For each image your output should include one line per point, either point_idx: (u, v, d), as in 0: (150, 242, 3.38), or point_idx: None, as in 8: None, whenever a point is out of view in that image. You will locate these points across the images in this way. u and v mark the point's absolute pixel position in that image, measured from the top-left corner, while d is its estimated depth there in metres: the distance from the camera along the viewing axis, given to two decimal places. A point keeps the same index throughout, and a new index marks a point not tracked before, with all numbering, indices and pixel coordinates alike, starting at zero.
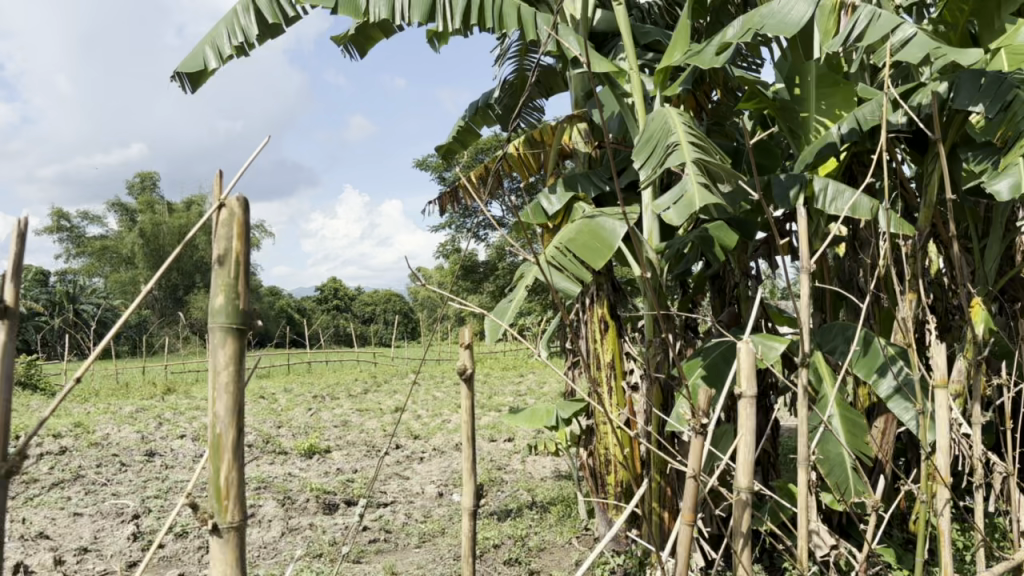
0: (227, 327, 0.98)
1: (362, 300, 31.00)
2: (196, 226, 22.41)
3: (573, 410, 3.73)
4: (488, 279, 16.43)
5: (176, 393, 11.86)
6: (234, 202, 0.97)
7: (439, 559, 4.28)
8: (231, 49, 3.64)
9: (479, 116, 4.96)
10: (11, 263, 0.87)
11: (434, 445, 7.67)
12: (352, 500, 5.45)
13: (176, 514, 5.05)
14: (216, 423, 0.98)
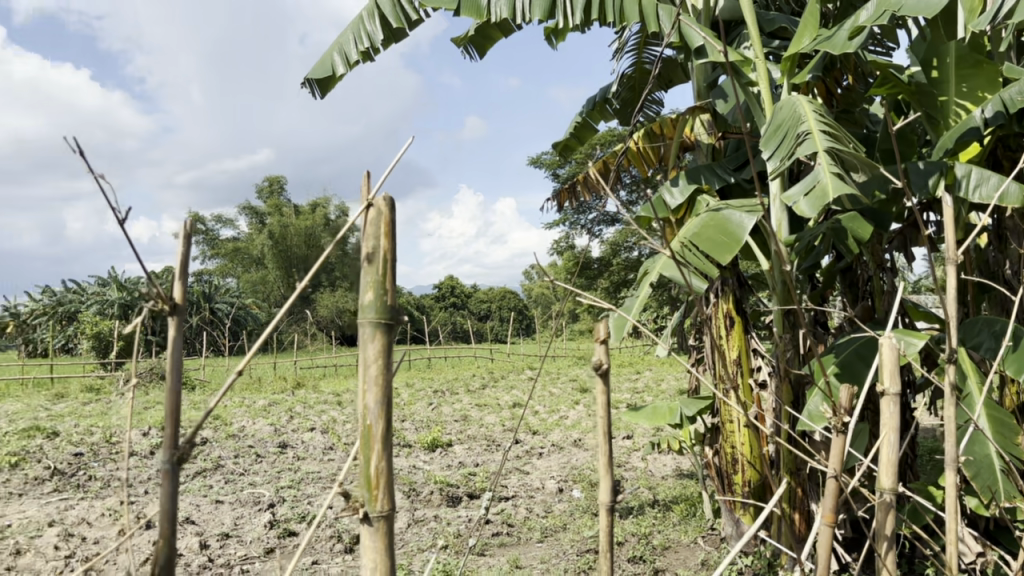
0: (376, 322, 1.02)
1: (478, 297, 31.41)
2: (320, 227, 23.28)
3: (699, 408, 3.65)
4: (604, 275, 16.37)
5: (304, 388, 12.35)
6: (380, 202, 1.03)
7: (563, 554, 4.29)
8: (357, 54, 3.75)
9: (596, 111, 4.95)
10: (179, 256, 0.94)
11: (553, 440, 7.71)
12: (474, 493, 5.53)
13: (309, 505, 5.26)
14: (367, 414, 1.03)
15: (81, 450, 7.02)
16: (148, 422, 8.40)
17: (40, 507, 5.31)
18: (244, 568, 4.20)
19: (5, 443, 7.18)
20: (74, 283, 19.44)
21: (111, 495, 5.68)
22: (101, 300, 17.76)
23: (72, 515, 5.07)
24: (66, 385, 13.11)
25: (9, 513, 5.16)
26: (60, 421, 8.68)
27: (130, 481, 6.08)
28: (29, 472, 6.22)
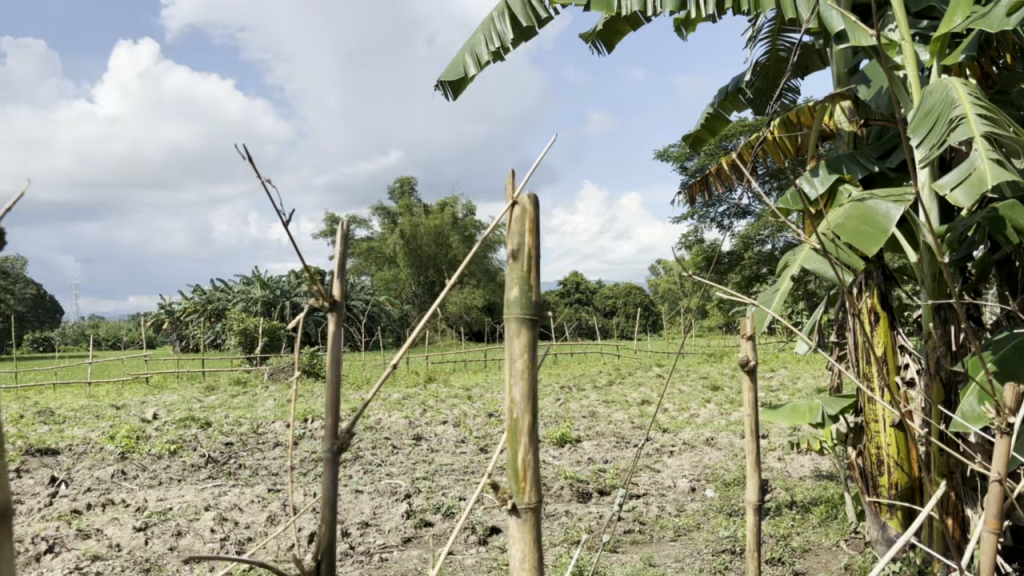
0: (522, 318, 1.04)
1: (604, 293, 31.24)
2: (448, 226, 23.78)
3: (841, 407, 3.51)
4: (734, 270, 15.98)
5: (435, 382, 12.65)
6: (525, 200, 1.05)
7: (697, 554, 4.23)
8: (488, 55, 3.81)
9: (728, 101, 4.83)
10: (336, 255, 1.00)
11: (685, 438, 7.60)
12: (604, 489, 5.51)
13: (444, 496, 5.39)
14: (514, 407, 1.05)
15: (232, 440, 7.45)
16: (292, 414, 8.83)
17: (197, 493, 5.68)
18: (383, 556, 4.35)
19: (165, 432, 7.71)
20: (222, 281, 20.62)
21: (259, 482, 6.01)
22: (246, 297, 18.75)
23: (226, 500, 5.38)
24: (217, 378, 13.94)
25: (170, 497, 5.54)
26: (212, 412, 9.25)
27: (277, 470, 6.40)
28: (187, 459, 6.66)
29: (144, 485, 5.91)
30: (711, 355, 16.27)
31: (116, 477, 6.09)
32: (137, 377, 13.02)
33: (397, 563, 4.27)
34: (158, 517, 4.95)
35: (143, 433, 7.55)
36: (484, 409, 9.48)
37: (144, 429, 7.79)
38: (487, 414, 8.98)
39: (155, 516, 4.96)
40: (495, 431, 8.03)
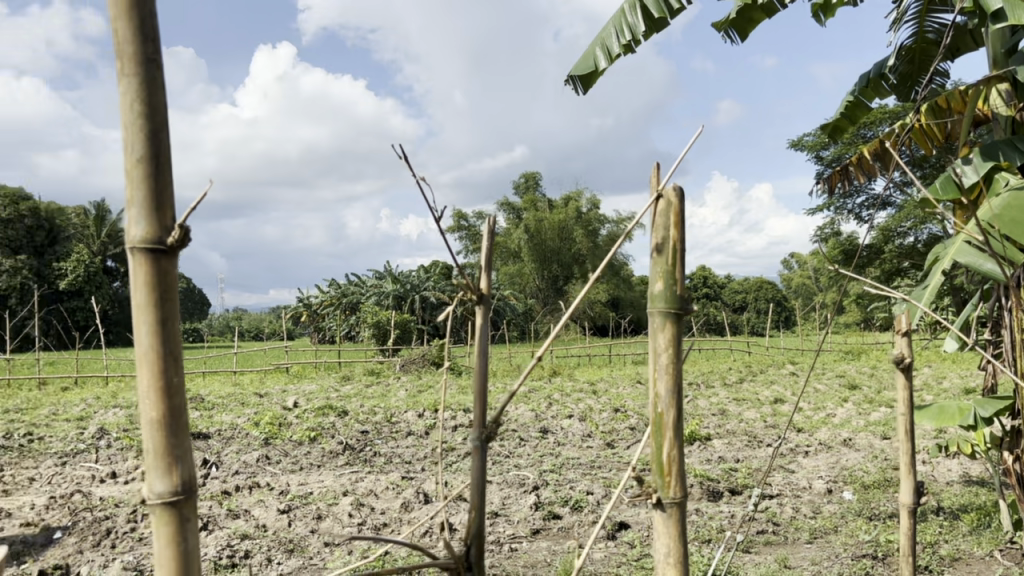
0: (666, 313, 1.08)
1: (732, 287, 30.43)
2: (572, 221, 23.76)
3: (997, 409, 3.30)
4: (873, 264, 15.30)
5: (560, 376, 12.70)
6: (670, 194, 1.07)
7: (835, 558, 4.09)
8: (619, 47, 3.78)
9: (870, 88, 4.63)
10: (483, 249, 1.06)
11: (822, 439, 7.32)
12: (736, 489, 5.38)
13: (571, 489, 5.41)
14: (659, 403, 1.10)
15: (367, 428, 7.73)
16: (422, 404, 9.08)
17: (336, 478, 5.93)
18: (513, 546, 4.42)
19: (305, 419, 8.07)
20: (355, 275, 21.34)
21: (393, 470, 6.20)
22: (379, 291, 19.31)
23: (363, 486, 5.61)
24: (351, 369, 14.46)
25: (311, 482, 5.80)
26: (348, 401, 9.61)
27: (410, 458, 6.61)
28: (326, 445, 6.96)
29: (287, 470, 6.21)
30: (848, 352, 15.57)
31: (261, 461, 6.43)
32: (278, 367, 13.69)
33: (527, 554, 4.32)
34: (300, 500, 5.20)
35: (285, 420, 7.94)
36: (610, 404, 9.44)
37: (286, 416, 8.19)
38: (613, 409, 8.94)
39: (297, 500, 5.21)
40: (622, 425, 7.99)
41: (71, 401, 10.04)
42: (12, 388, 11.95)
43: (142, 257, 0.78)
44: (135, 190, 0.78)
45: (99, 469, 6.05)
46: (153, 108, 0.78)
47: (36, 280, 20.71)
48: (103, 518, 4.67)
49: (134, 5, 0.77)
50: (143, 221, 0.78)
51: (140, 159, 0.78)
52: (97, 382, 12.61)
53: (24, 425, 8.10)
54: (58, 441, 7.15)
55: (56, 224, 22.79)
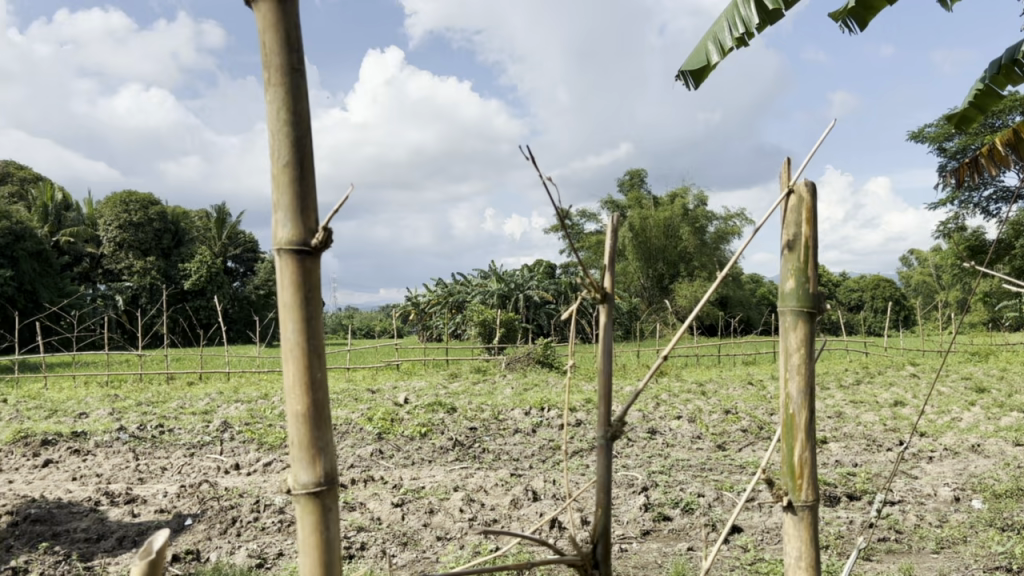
0: (798, 311, 1.15)
1: (848, 286, 29.36)
2: (679, 218, 23.34)
3: None
4: (1003, 260, 14.45)
5: (667, 376, 12.55)
6: (801, 189, 1.12)
7: (965, 570, 3.89)
8: (732, 40, 3.70)
9: (1001, 76, 4.38)
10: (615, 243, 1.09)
11: (947, 444, 6.97)
12: (855, 494, 5.18)
13: (682, 491, 5.33)
14: (790, 404, 1.17)
15: (475, 425, 7.84)
16: (529, 402, 9.12)
17: (447, 474, 6.03)
18: (623, 547, 4.40)
19: (415, 415, 8.25)
20: (462, 275, 21.65)
21: (502, 467, 6.27)
22: (484, 290, 19.50)
23: (473, 482, 5.68)
24: (459, 366, 14.66)
25: (423, 477, 5.93)
26: (456, 398, 9.78)
27: (518, 456, 6.65)
28: (436, 441, 7.09)
29: (399, 464, 6.37)
30: (975, 353, 14.76)
31: (375, 455, 6.61)
32: (389, 364, 14.02)
33: (637, 555, 4.29)
34: (413, 494, 5.33)
35: (397, 416, 8.14)
36: (721, 405, 9.26)
37: (398, 411, 8.40)
38: (724, 410, 8.75)
39: (411, 494, 5.34)
40: (734, 427, 7.81)
41: (197, 395, 10.56)
42: (144, 382, 12.68)
43: (288, 258, 0.82)
44: (282, 195, 0.82)
45: (223, 461, 6.34)
46: (297, 114, 0.82)
47: (164, 281, 21.86)
48: (229, 507, 4.89)
49: (278, 17, 0.81)
50: (289, 222, 0.82)
51: (285, 166, 0.81)
52: (220, 377, 13.24)
53: (156, 417, 8.59)
54: (186, 433, 7.54)
55: (181, 227, 24.05)
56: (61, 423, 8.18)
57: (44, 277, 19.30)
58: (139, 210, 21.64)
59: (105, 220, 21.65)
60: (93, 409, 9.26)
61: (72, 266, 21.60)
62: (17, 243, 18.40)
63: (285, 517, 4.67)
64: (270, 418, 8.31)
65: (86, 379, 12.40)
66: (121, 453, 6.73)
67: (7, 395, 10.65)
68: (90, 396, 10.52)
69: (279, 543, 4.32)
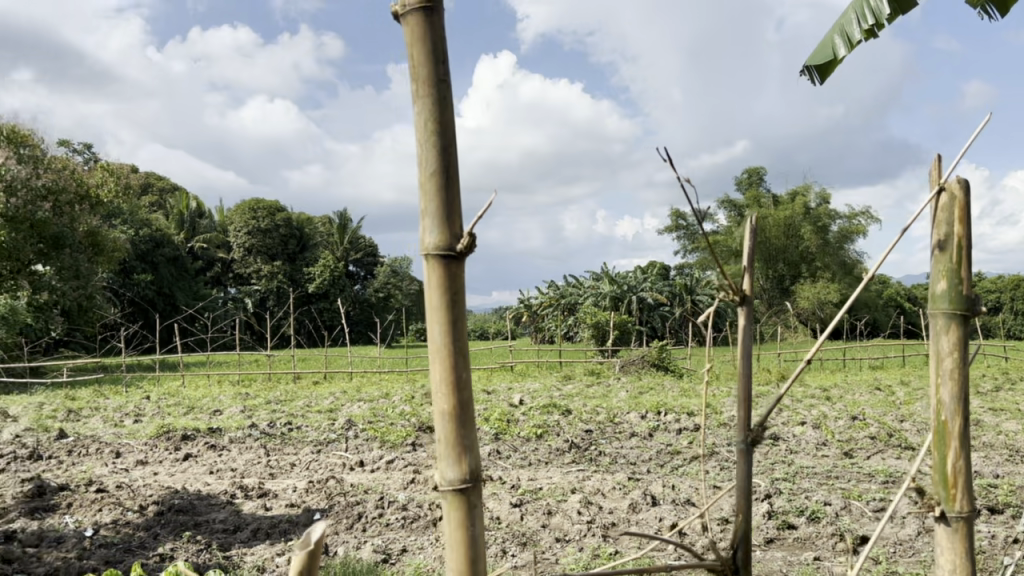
0: (949, 313, 1.11)
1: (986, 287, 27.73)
2: (801, 217, 22.44)
3: None
4: None
5: (789, 380, 12.20)
6: (953, 186, 1.09)
7: None
8: (861, 33, 3.55)
9: None
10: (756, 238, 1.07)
11: None
12: (996, 507, 4.90)
13: (807, 499, 5.16)
14: (942, 410, 1.13)
15: (591, 427, 7.83)
16: (645, 406, 9.04)
17: (564, 476, 6.06)
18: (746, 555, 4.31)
19: (531, 416, 8.31)
20: (574, 277, 21.66)
21: (620, 470, 6.23)
22: (596, 292, 19.41)
23: (590, 485, 5.68)
24: (572, 368, 14.65)
25: (540, 478, 5.97)
26: (571, 400, 9.76)
27: (636, 460, 6.61)
28: (552, 443, 7.12)
29: (516, 465, 6.43)
30: None
31: (493, 455, 6.70)
32: (503, 365, 14.18)
33: (761, 563, 4.19)
34: (531, 495, 5.37)
35: (513, 416, 8.23)
36: (847, 411, 8.91)
37: (514, 412, 8.48)
38: (851, 416, 8.42)
39: (529, 494, 5.38)
40: (862, 434, 7.51)
41: (322, 394, 10.99)
42: (273, 381, 13.26)
43: (435, 262, 0.85)
44: (428, 203, 0.85)
45: (349, 458, 6.55)
46: (443, 124, 0.84)
47: (290, 284, 22.74)
48: (354, 503, 5.06)
49: (425, 30, 0.84)
50: (435, 228, 0.85)
51: (431, 174, 0.85)
52: (343, 377, 13.69)
53: (284, 415, 8.97)
54: (313, 430, 7.86)
55: (305, 232, 25.01)
56: (197, 420, 8.65)
57: (181, 280, 20.52)
58: (267, 216, 22.68)
59: (236, 226, 22.79)
60: (226, 407, 9.74)
61: (206, 271, 22.86)
62: (157, 249, 19.71)
63: (408, 513, 4.79)
64: (391, 417, 8.55)
65: (219, 378, 13.07)
66: (253, 449, 7.06)
67: (150, 393, 11.33)
68: (224, 394, 11.07)
69: (402, 539, 4.43)
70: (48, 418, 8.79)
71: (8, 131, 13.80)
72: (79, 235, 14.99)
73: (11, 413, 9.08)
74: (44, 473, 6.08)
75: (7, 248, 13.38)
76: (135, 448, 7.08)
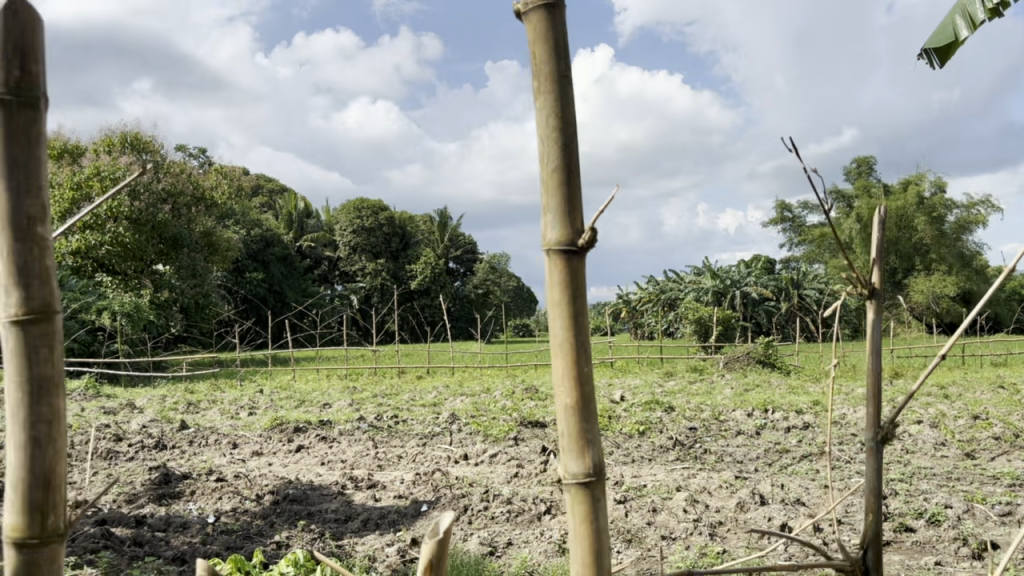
0: None
1: None
2: (914, 207, 21.42)
3: None
4: None
5: (904, 377, 11.69)
6: None
7: None
8: (984, 12, 3.37)
9: None
10: (885, 228, 1.03)
11: None
12: None
13: (926, 501, 4.94)
14: None
15: (696, 425, 7.70)
16: (751, 403, 8.84)
17: (669, 473, 6.00)
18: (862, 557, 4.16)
19: (633, 413, 8.24)
20: (675, 272, 21.33)
21: (726, 469, 6.12)
22: (698, 287, 19.07)
23: (695, 483, 5.60)
24: (674, 365, 14.44)
25: (644, 475, 5.93)
26: (674, 397, 9.61)
27: (742, 458, 6.47)
28: (656, 440, 7.04)
29: (621, 461, 6.39)
30: None
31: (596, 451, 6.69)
32: (603, 361, 14.12)
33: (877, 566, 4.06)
34: (636, 492, 5.33)
35: (615, 413, 8.20)
36: (967, 410, 8.48)
37: (616, 409, 8.45)
38: (972, 416, 8.02)
39: (633, 492, 5.33)
40: (984, 435, 7.14)
41: (426, 388, 11.20)
42: (379, 375, 13.60)
43: (557, 258, 0.86)
44: (550, 200, 0.86)
45: (454, 451, 6.65)
46: (565, 121, 0.85)
47: (394, 281, 23.17)
48: (461, 496, 5.13)
49: (549, 32, 0.85)
50: (557, 224, 0.86)
51: (556, 170, 0.85)
52: (445, 372, 13.90)
53: (391, 408, 9.20)
54: (418, 424, 8.02)
55: (407, 230, 25.50)
56: (309, 413, 8.96)
57: (290, 279, 21.26)
58: (370, 215, 23.27)
59: (342, 226, 23.45)
60: (336, 400, 10.04)
61: (313, 269, 23.59)
62: (267, 248, 20.50)
63: (513, 507, 4.82)
64: (494, 411, 8.64)
65: (328, 372, 13.50)
66: (361, 441, 7.26)
67: (263, 387, 11.78)
68: (332, 388, 11.42)
69: (507, 532, 4.48)
70: (170, 410, 9.28)
71: (132, 139, 14.69)
72: (196, 236, 15.73)
73: (137, 404, 9.60)
74: (169, 461, 6.41)
75: (131, 248, 14.29)
76: (251, 439, 7.37)
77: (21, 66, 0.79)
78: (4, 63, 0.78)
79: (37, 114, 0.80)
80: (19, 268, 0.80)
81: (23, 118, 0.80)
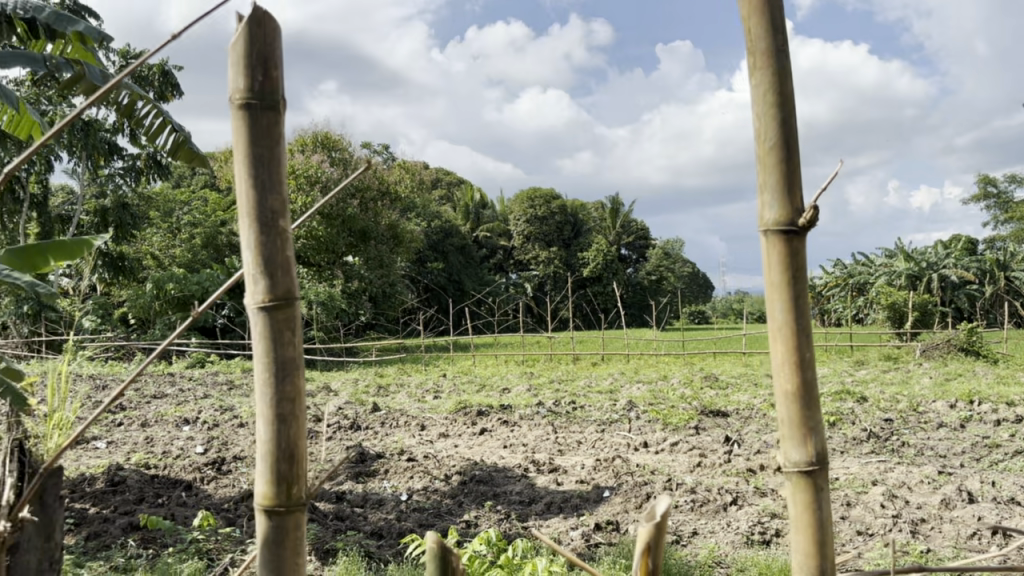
0: None
1: None
2: None
3: None
4: None
5: None
6: None
7: None
8: None
9: None
10: None
11: None
12: None
13: None
14: None
15: (892, 416, 7.26)
16: (954, 394, 8.21)
17: (863, 466, 5.68)
18: None
19: (822, 403, 7.88)
20: (864, 255, 20.09)
21: (927, 463, 5.74)
22: (890, 270, 17.87)
23: (893, 477, 5.27)
24: (864, 353, 13.64)
25: (836, 467, 5.66)
26: (865, 387, 9.09)
27: (946, 452, 6.04)
28: (848, 432, 6.70)
29: None
30: None
31: None
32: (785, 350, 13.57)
33: None
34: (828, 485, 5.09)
35: None
36: None
37: None
38: None
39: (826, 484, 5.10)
40: None
41: (602, 375, 11.22)
42: (554, 361, 13.72)
43: (776, 238, 0.83)
44: (769, 175, 0.83)
45: (633, 438, 6.63)
46: (783, 95, 0.82)
47: (567, 269, 23.34)
48: (642, 483, 5.11)
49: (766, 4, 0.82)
50: (775, 204, 0.83)
51: (773, 146, 0.82)
52: (620, 359, 13.84)
53: (568, 394, 9.30)
54: (597, 410, 8.05)
55: (580, 218, 25.58)
56: (490, 397, 9.22)
57: (468, 268, 21.89)
58: (543, 205, 23.54)
59: (517, 216, 23.87)
60: (515, 385, 10.26)
61: (490, 258, 24.14)
62: (446, 239, 21.21)
63: (697, 496, 4.75)
64: (672, 400, 8.50)
65: (506, 358, 13.81)
66: (542, 425, 7.39)
67: (445, 372, 12.24)
68: (511, 374, 11.67)
69: (693, 522, 4.41)
70: (363, 392, 9.84)
71: (322, 138, 15.56)
72: (382, 228, 16.47)
73: (332, 388, 10.24)
74: (363, 441, 6.79)
75: (324, 241, 15.29)
76: (438, 422, 7.67)
77: (263, 71, 0.86)
78: (250, 68, 0.86)
79: (279, 115, 0.87)
80: (264, 260, 0.87)
81: (265, 119, 0.86)
